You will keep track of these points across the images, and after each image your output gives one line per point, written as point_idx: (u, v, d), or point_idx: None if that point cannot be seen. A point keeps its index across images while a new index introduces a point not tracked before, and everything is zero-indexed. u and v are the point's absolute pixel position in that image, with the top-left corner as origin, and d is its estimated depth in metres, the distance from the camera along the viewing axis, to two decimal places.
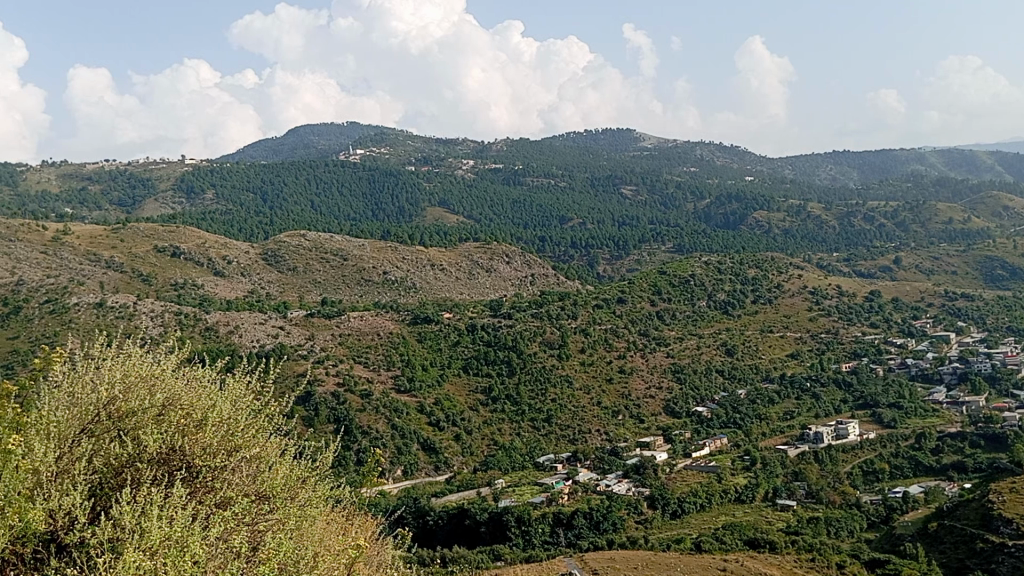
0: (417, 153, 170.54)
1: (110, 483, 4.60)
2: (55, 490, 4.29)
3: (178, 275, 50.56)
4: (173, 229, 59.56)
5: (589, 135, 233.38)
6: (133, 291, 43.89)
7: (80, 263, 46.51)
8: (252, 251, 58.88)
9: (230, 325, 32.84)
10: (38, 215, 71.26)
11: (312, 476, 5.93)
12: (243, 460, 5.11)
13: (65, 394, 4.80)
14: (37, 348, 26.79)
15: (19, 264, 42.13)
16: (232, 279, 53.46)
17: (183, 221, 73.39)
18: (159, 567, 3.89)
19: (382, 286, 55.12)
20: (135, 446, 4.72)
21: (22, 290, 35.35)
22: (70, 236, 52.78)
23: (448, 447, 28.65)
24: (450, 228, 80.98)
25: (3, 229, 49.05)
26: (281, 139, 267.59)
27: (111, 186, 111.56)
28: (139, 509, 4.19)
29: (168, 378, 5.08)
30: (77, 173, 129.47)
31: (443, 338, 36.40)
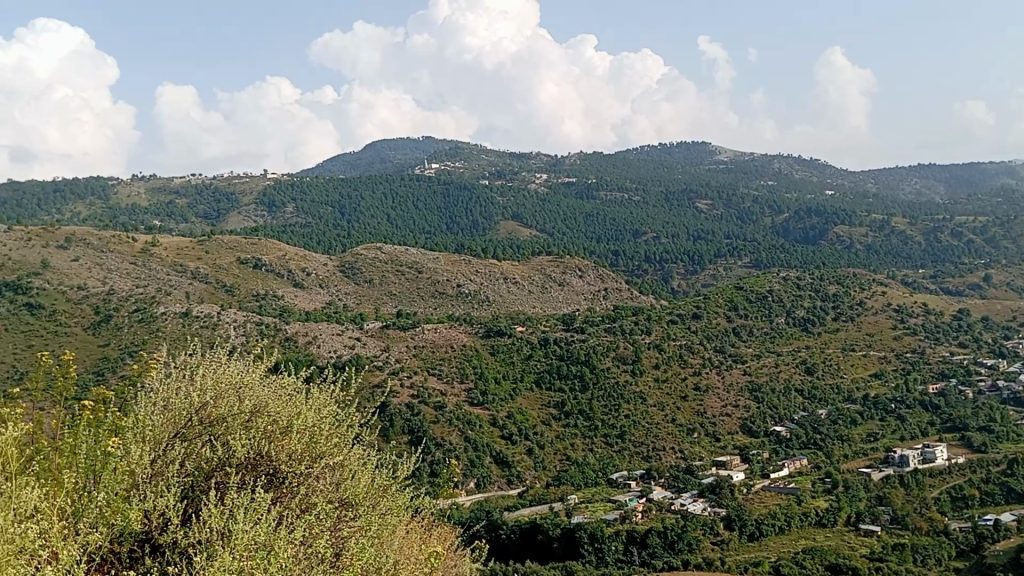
0: (490, 166, 172.05)
1: (202, 486, 4.67)
2: (150, 492, 4.41)
3: (259, 286, 52.05)
4: (255, 242, 61.33)
5: (663, 148, 231.49)
6: (217, 301, 45.30)
7: (167, 274, 48.22)
8: (330, 264, 60.26)
9: (308, 336, 33.57)
10: (127, 228, 74.29)
11: (393, 484, 5.91)
12: (327, 466, 5.14)
13: (159, 398, 4.94)
14: (126, 355, 27.82)
15: (110, 275, 43.96)
16: (310, 291, 54.73)
17: (264, 234, 75.59)
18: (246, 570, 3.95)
19: (456, 299, 55.58)
20: (226, 450, 4.81)
21: (112, 300, 36.82)
22: (158, 248, 54.86)
23: (520, 461, 28.63)
24: (523, 242, 81.39)
25: (96, 241, 51.30)
26: (359, 155, 274.13)
27: (197, 200, 115.80)
28: (228, 514, 4.25)
29: (256, 385, 5.17)
30: (165, 187, 134.77)
31: (515, 352, 36.46)
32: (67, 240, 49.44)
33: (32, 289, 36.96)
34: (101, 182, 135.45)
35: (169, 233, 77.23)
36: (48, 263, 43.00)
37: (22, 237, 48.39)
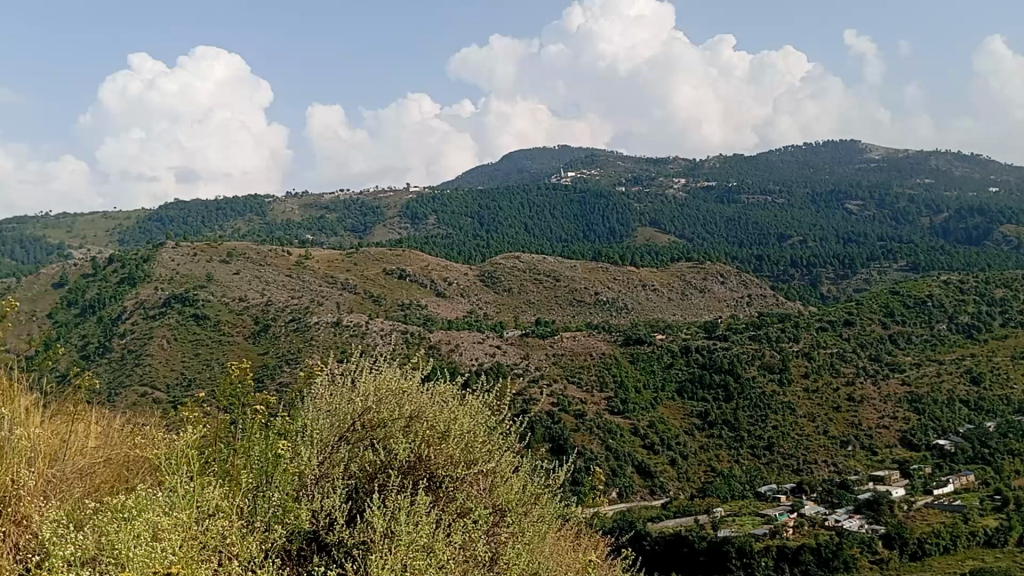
0: (627, 173, 171.33)
1: (365, 489, 4.83)
2: (318, 493, 4.60)
3: (404, 296, 53.91)
4: (399, 253, 63.59)
5: (807, 147, 223.15)
6: (365, 310, 47.20)
7: (319, 285, 50.69)
8: (471, 274, 61.82)
9: (451, 344, 34.47)
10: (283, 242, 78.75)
11: (546, 492, 5.91)
12: (481, 473, 5.19)
13: (325, 403, 5.16)
14: (285, 362, 29.41)
15: (268, 287, 46.67)
16: (452, 300, 56.14)
17: (408, 245, 78.23)
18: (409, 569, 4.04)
19: (594, 306, 55.55)
20: (387, 455, 4.97)
21: (270, 310, 39.11)
22: (311, 260, 57.91)
23: (664, 471, 28.16)
24: (662, 248, 80.41)
25: (255, 256, 54.72)
26: (496, 167, 279.35)
27: (346, 215, 121.41)
28: (390, 515, 4.36)
29: (414, 392, 5.31)
30: (316, 203, 142.02)
31: (656, 360, 36.13)
32: (229, 255, 52.93)
33: (199, 301, 39.79)
34: (258, 200, 144.25)
35: (321, 246, 81.19)
36: (212, 276, 46.15)
37: (190, 254, 52.25)
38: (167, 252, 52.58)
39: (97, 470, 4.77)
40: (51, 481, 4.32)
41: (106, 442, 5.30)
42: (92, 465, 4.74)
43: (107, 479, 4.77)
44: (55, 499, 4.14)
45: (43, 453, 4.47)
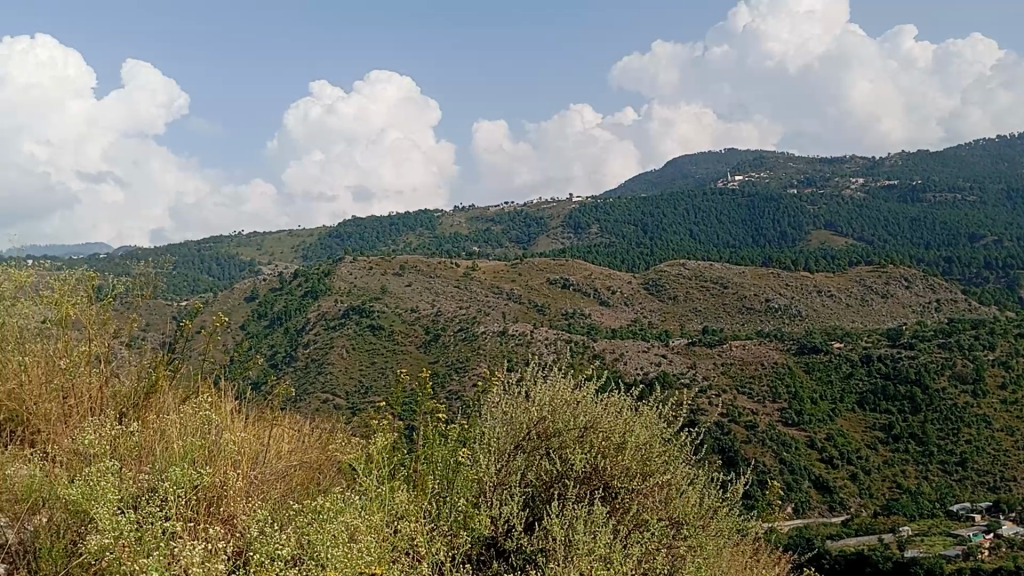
0: (798, 174, 164.73)
1: (541, 497, 4.91)
2: (496, 499, 4.71)
3: (568, 305, 54.45)
4: (563, 263, 64.44)
5: (1002, 138, 205.76)
6: (531, 319, 47.98)
7: (486, 296, 52.08)
8: (635, 282, 61.92)
9: (615, 353, 34.56)
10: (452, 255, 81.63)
11: (725, 505, 5.72)
12: (656, 485, 5.11)
13: (501, 413, 5.28)
14: (456, 369, 30.53)
15: (438, 298, 48.49)
16: (616, 309, 56.14)
17: (572, 255, 78.97)
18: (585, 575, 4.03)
19: (765, 313, 53.75)
20: (563, 464, 5.02)
21: (440, 320, 40.74)
22: (478, 272, 59.87)
23: (844, 487, 26.64)
24: (838, 252, 76.69)
25: (427, 269, 57.27)
26: (660, 174, 276.29)
27: (511, 227, 124.13)
28: (567, 524, 4.39)
29: (589, 403, 5.33)
30: (482, 215, 145.97)
31: (834, 370, 34.94)
32: (401, 269, 55.46)
33: (375, 312, 42.04)
34: (427, 215, 150.07)
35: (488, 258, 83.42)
36: (387, 289, 48.62)
37: (366, 268, 55.22)
38: (345, 267, 55.83)
39: (293, 471, 5.11)
40: (254, 480, 4.67)
41: (300, 445, 5.66)
42: (288, 466, 5.07)
43: (301, 481, 5.09)
44: (259, 499, 4.46)
45: (248, 454, 4.83)
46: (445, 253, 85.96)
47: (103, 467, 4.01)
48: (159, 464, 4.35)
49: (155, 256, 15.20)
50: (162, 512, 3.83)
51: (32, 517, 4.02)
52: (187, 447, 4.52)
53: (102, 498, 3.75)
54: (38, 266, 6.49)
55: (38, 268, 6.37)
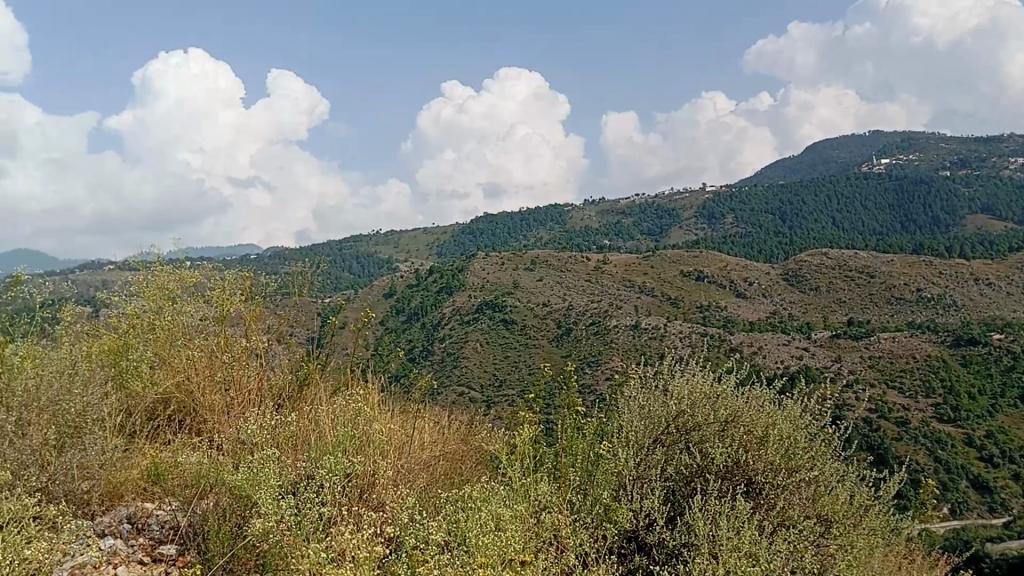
0: (951, 155, 154.82)
1: (682, 491, 4.84)
2: (637, 492, 4.67)
3: (703, 298, 53.45)
4: (697, 255, 63.37)
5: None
6: (665, 313, 47.34)
7: (618, 289, 51.79)
8: (773, 273, 60.16)
9: (754, 346, 33.72)
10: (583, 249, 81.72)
11: (876, 503, 5.45)
12: (803, 481, 4.92)
13: (640, 409, 5.26)
14: (589, 363, 30.60)
15: (570, 292, 48.63)
16: (754, 301, 54.68)
17: (706, 246, 77.42)
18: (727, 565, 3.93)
19: (916, 304, 50.97)
20: (704, 458, 4.93)
21: (573, 315, 40.93)
22: (610, 265, 59.80)
23: (1005, 488, 24.81)
24: (997, 237, 71.59)
25: (558, 264, 57.68)
26: (799, 160, 266.22)
27: (642, 219, 122.93)
28: (711, 519, 4.30)
29: (729, 397, 5.23)
30: (612, 209, 145.17)
31: (992, 364, 32.79)
32: (533, 264, 56.15)
33: (508, 307, 42.70)
34: (558, 210, 150.66)
35: (619, 251, 83.01)
36: (518, 284, 49.32)
37: (498, 265, 56.16)
38: (478, 263, 57.04)
39: (437, 461, 5.26)
40: (402, 469, 4.84)
41: (442, 437, 5.81)
42: (432, 457, 5.21)
43: (443, 471, 5.23)
44: (406, 488, 4.61)
45: (395, 444, 5.01)
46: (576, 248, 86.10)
47: (265, 455, 4.27)
48: (314, 452, 4.58)
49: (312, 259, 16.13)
50: (318, 499, 4.04)
51: (201, 501, 4.32)
52: (339, 437, 4.74)
53: (264, 484, 3.99)
54: (201, 266, 6.98)
55: (202, 268, 6.85)
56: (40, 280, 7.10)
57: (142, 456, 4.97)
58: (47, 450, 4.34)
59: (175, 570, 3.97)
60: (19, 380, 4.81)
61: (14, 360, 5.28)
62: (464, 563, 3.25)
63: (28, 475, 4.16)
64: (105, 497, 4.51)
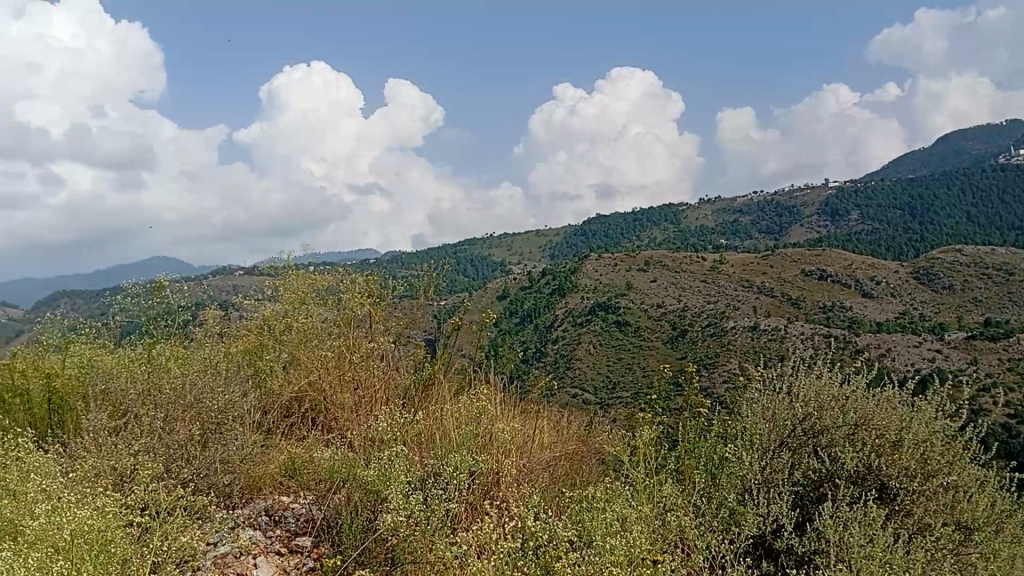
0: None
1: (811, 496, 4.70)
2: (765, 495, 4.55)
3: (826, 297, 51.59)
4: (820, 254, 61.32)
5: None
6: (786, 313, 46.04)
7: (736, 289, 50.69)
8: (903, 271, 57.46)
9: (881, 347, 32.29)
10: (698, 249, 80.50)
11: (1018, 512, 5.14)
12: (941, 485, 4.68)
13: (765, 410, 5.13)
14: (706, 363, 30.12)
15: (685, 293, 48.00)
16: (882, 301, 52.41)
17: (829, 245, 74.83)
18: (856, 570, 3.80)
19: None
20: (834, 463, 4.75)
21: (688, 315, 40.35)
22: (727, 265, 58.67)
23: None
24: None
25: (674, 265, 57.02)
26: (929, 153, 253.46)
27: (760, 218, 119.90)
28: (842, 524, 4.16)
29: (859, 397, 5.01)
30: (728, 208, 142.16)
31: None
32: (647, 265, 55.73)
33: (621, 309, 42.61)
34: (672, 210, 148.70)
35: (736, 250, 81.12)
36: (632, 285, 49.10)
37: (612, 266, 56.14)
38: (591, 265, 57.17)
39: (557, 462, 5.28)
40: (523, 468, 4.88)
41: (560, 436, 5.84)
42: (553, 457, 5.24)
43: (564, 472, 5.23)
44: (529, 486, 4.66)
45: (515, 443, 5.05)
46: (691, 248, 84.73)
47: (393, 453, 4.40)
48: (440, 451, 4.69)
49: (441, 267, 16.68)
50: (446, 498, 4.12)
51: (333, 496, 4.47)
52: (463, 436, 4.83)
53: (393, 479, 4.12)
54: (329, 271, 7.27)
55: (329, 272, 7.12)
56: (183, 285, 7.52)
57: (279, 451, 5.20)
58: (194, 445, 4.61)
59: (311, 562, 4.14)
60: (167, 378, 5.13)
61: (161, 359, 5.63)
62: (590, 564, 3.25)
63: (179, 468, 4.44)
64: (245, 490, 4.75)
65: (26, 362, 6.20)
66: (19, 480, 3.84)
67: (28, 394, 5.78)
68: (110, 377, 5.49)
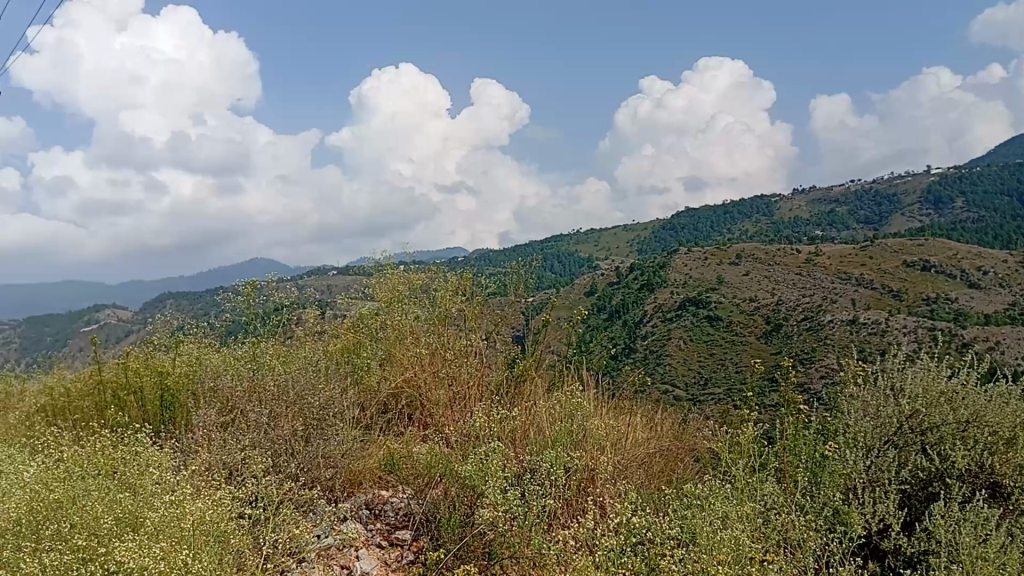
0: None
1: (919, 495, 4.53)
2: (869, 494, 4.41)
3: (930, 289, 49.52)
4: (922, 243, 59.00)
5: None
6: (886, 306, 44.38)
7: (832, 282, 49.20)
8: (1013, 260, 54.75)
9: (990, 341, 30.76)
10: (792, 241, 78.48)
11: None
12: None
13: (866, 407, 4.95)
14: (801, 356, 29.31)
15: (778, 286, 46.90)
16: (989, 291, 50.06)
17: (932, 234, 71.93)
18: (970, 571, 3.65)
19: None
20: (943, 462, 4.55)
21: (783, 309, 39.39)
22: (822, 256, 57.07)
23: None
24: None
25: (768, 258, 55.79)
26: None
27: (857, 207, 116.05)
28: (952, 524, 3.98)
29: (969, 392, 4.78)
30: (824, 199, 138.06)
31: None
32: (738, 258, 54.71)
33: (712, 303, 41.99)
34: (765, 201, 145.26)
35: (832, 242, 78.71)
36: (723, 280, 48.33)
37: (702, 260, 55.45)
38: (680, 260, 56.50)
39: (652, 459, 5.24)
40: (618, 463, 4.86)
41: (654, 433, 5.77)
42: (647, 453, 5.20)
43: (660, 470, 5.18)
44: (626, 481, 4.65)
45: (610, 439, 5.03)
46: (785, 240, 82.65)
47: (489, 448, 4.44)
48: (536, 447, 4.72)
49: (533, 265, 16.80)
50: (543, 496, 4.15)
51: (431, 490, 4.54)
52: (557, 432, 4.86)
53: (491, 475, 4.16)
54: (423, 268, 7.40)
55: (421, 272, 7.23)
56: (284, 284, 7.78)
57: (378, 447, 5.31)
58: (297, 441, 4.76)
59: (412, 554, 4.23)
60: (273, 376, 5.33)
61: (266, 357, 5.85)
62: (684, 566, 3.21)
63: (285, 462, 4.60)
64: (346, 484, 4.87)
65: (140, 360, 6.52)
66: (137, 472, 4.02)
67: (143, 389, 6.07)
68: (218, 375, 5.71)
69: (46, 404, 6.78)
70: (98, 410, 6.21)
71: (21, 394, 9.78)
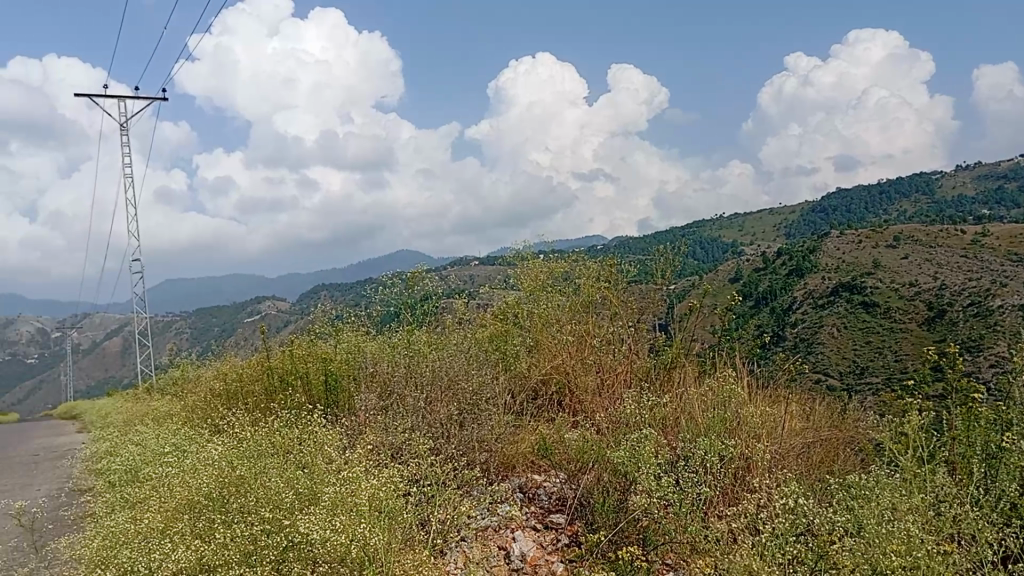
0: None
1: None
2: None
3: None
4: None
5: None
6: None
7: (1003, 263, 45.69)
8: None
9: None
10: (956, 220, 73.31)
11: None
12: None
13: None
14: (968, 344, 27.32)
15: (941, 269, 44.04)
16: None
17: None
18: None
19: None
20: None
21: (947, 295, 36.99)
22: (991, 237, 53.10)
23: None
24: None
25: (929, 240, 52.50)
26: None
27: None
28: None
29: None
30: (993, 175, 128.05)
31: None
32: (895, 241, 51.76)
33: (868, 290, 39.99)
34: (925, 178, 136.42)
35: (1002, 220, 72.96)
36: (879, 264, 45.92)
37: (855, 244, 52.92)
38: (832, 243, 54.08)
39: (811, 449, 5.08)
40: (775, 453, 4.74)
41: (810, 422, 5.57)
42: (806, 444, 5.05)
43: (818, 459, 5.01)
44: (781, 470, 4.54)
45: (765, 428, 4.91)
46: (949, 220, 77.27)
47: (641, 435, 4.44)
48: (688, 435, 4.71)
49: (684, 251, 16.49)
50: (698, 481, 4.13)
51: (584, 474, 4.58)
52: (710, 419, 4.82)
53: (645, 461, 4.16)
54: (567, 256, 7.46)
55: (565, 261, 7.30)
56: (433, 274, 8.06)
57: (529, 432, 5.40)
58: (453, 424, 4.94)
59: (566, 538, 4.29)
60: (428, 363, 5.55)
61: (420, 344, 6.10)
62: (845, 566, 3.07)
63: (443, 445, 4.79)
64: (500, 467, 4.97)
65: (303, 347, 6.94)
66: (309, 451, 4.30)
67: (308, 375, 6.47)
68: (378, 361, 6.01)
69: (221, 387, 7.31)
70: (267, 393, 6.67)
71: (199, 379, 10.55)
